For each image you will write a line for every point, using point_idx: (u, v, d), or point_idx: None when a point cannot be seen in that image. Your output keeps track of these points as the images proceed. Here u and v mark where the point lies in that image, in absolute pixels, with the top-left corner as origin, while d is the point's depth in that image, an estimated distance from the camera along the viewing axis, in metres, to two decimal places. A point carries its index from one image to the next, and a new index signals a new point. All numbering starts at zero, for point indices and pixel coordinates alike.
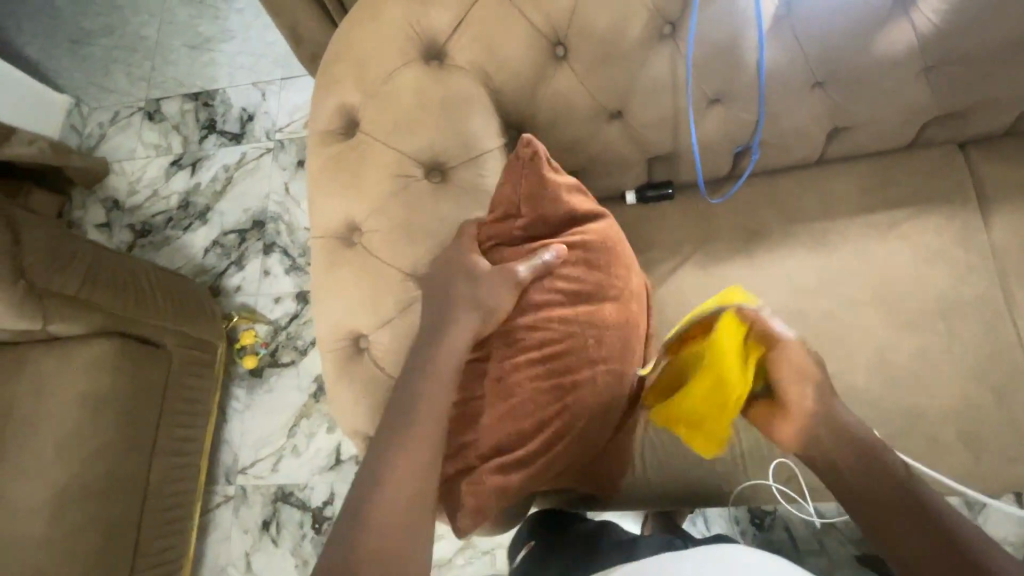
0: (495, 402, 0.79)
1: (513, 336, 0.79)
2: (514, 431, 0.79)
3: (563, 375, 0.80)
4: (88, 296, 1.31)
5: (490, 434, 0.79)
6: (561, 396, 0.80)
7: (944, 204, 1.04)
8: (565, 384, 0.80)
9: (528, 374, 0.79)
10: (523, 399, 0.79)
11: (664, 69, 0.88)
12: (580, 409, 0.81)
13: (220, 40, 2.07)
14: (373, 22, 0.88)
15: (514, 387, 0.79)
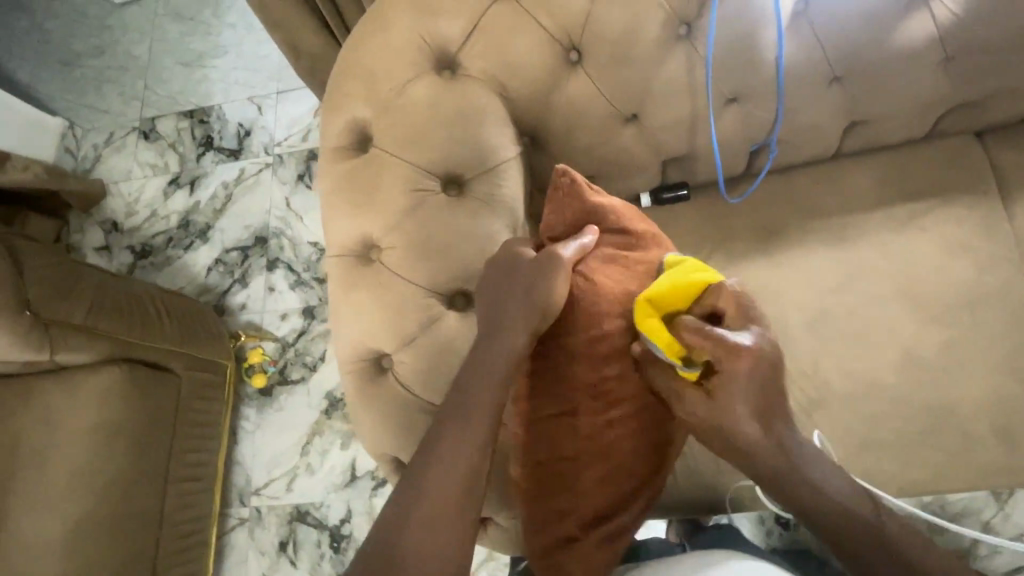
0: (592, 459, 0.78)
1: (601, 389, 0.77)
2: (617, 485, 0.79)
3: (653, 417, 0.80)
4: (95, 323, 1.29)
5: (593, 493, 0.78)
6: (654, 437, 0.81)
7: (965, 195, 1.02)
8: (655, 426, 0.81)
9: (622, 426, 0.78)
10: (621, 449, 0.79)
11: (680, 70, 0.87)
12: (668, 444, 0.83)
13: (214, 56, 2.04)
14: (381, 34, 0.86)
15: (611, 443, 0.78)
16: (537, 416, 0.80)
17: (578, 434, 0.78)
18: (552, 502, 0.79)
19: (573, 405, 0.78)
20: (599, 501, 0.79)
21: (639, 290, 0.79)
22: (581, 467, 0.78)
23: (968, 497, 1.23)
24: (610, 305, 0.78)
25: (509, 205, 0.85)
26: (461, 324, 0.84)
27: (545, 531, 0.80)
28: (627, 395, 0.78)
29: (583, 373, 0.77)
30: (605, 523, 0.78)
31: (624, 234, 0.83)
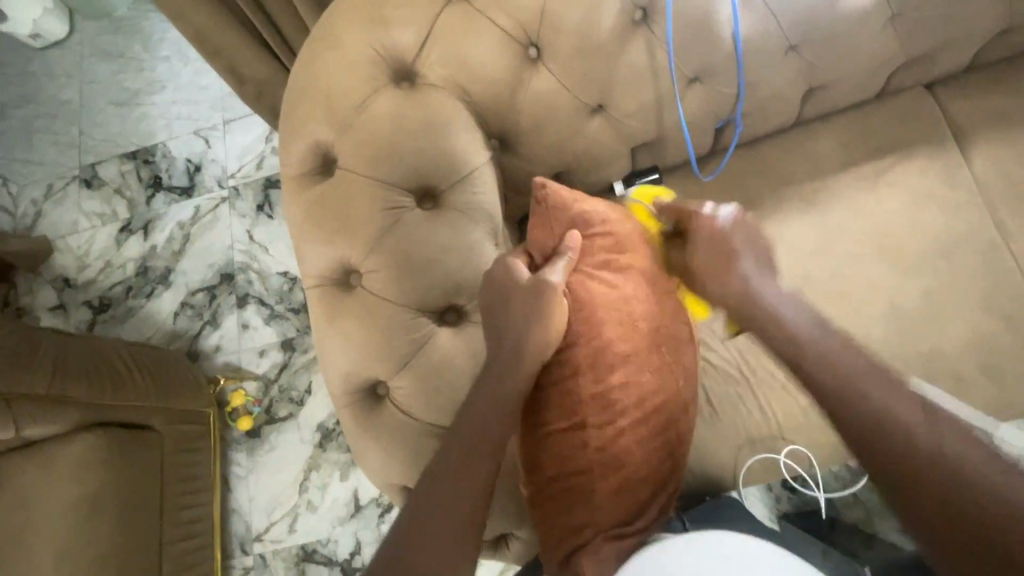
0: (604, 472, 0.76)
1: (607, 401, 0.76)
2: (631, 492, 0.77)
3: (660, 420, 0.79)
4: (61, 390, 1.21)
5: (609, 503, 0.76)
6: (664, 438, 0.80)
7: (924, 145, 1.05)
8: (664, 426, 0.79)
9: (632, 432, 0.77)
10: (633, 457, 0.77)
11: (641, 55, 0.87)
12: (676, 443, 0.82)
13: (151, 92, 1.95)
14: (333, 51, 0.83)
15: (621, 453, 0.76)
16: (544, 432, 0.77)
17: (589, 446, 0.76)
18: (566, 519, 0.77)
19: (580, 420, 0.76)
20: (614, 508, 0.76)
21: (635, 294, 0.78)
22: (595, 480, 0.76)
23: None
24: (606, 313, 0.77)
25: (489, 213, 0.83)
26: (456, 340, 0.81)
27: (560, 547, 0.77)
28: (634, 403, 0.77)
29: (589, 386, 0.75)
30: (620, 533, 0.75)
31: (609, 240, 0.80)
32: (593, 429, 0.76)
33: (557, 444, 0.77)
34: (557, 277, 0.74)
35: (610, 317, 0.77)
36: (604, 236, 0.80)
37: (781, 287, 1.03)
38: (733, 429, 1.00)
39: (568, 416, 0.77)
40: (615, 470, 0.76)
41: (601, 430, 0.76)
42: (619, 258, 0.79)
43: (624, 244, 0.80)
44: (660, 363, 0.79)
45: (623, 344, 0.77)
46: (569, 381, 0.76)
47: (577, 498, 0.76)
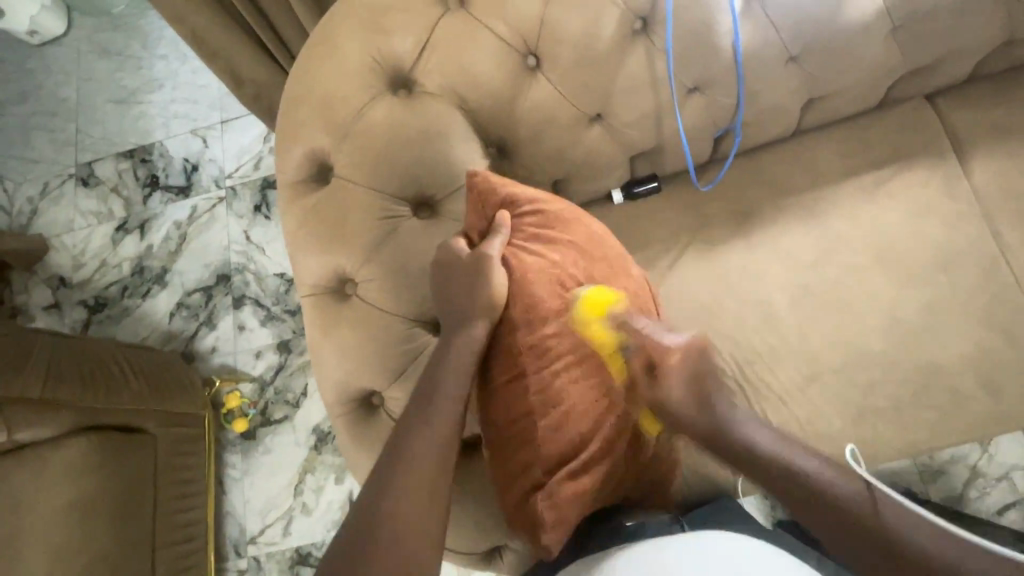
0: (544, 415, 0.75)
1: (543, 349, 0.75)
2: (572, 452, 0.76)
3: (604, 369, 0.76)
4: (54, 394, 1.19)
5: (550, 445, 0.76)
6: (612, 388, 0.76)
7: (924, 157, 1.05)
8: (610, 376, 0.76)
9: (569, 379, 0.75)
10: (574, 403, 0.75)
11: (641, 65, 0.86)
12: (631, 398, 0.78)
13: (148, 90, 1.94)
14: (331, 57, 0.82)
15: (558, 413, 0.75)
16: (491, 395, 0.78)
17: (528, 407, 0.76)
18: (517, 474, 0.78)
19: (519, 370, 0.76)
20: (558, 453, 0.76)
21: (572, 264, 0.78)
22: (536, 424, 0.75)
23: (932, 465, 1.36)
24: (539, 279, 0.76)
25: None
26: None
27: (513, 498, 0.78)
28: (567, 350, 0.75)
29: (523, 336, 0.75)
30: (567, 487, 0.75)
31: (539, 215, 0.81)
32: (530, 375, 0.75)
33: (500, 405, 0.77)
34: (494, 250, 0.76)
35: (541, 274, 0.76)
36: (534, 209, 0.80)
37: (779, 298, 1.03)
38: None
39: (510, 379, 0.77)
40: (557, 430, 0.75)
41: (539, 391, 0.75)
42: (555, 233, 0.80)
43: (554, 219, 0.81)
44: (596, 314, 0.77)
45: (554, 296, 0.76)
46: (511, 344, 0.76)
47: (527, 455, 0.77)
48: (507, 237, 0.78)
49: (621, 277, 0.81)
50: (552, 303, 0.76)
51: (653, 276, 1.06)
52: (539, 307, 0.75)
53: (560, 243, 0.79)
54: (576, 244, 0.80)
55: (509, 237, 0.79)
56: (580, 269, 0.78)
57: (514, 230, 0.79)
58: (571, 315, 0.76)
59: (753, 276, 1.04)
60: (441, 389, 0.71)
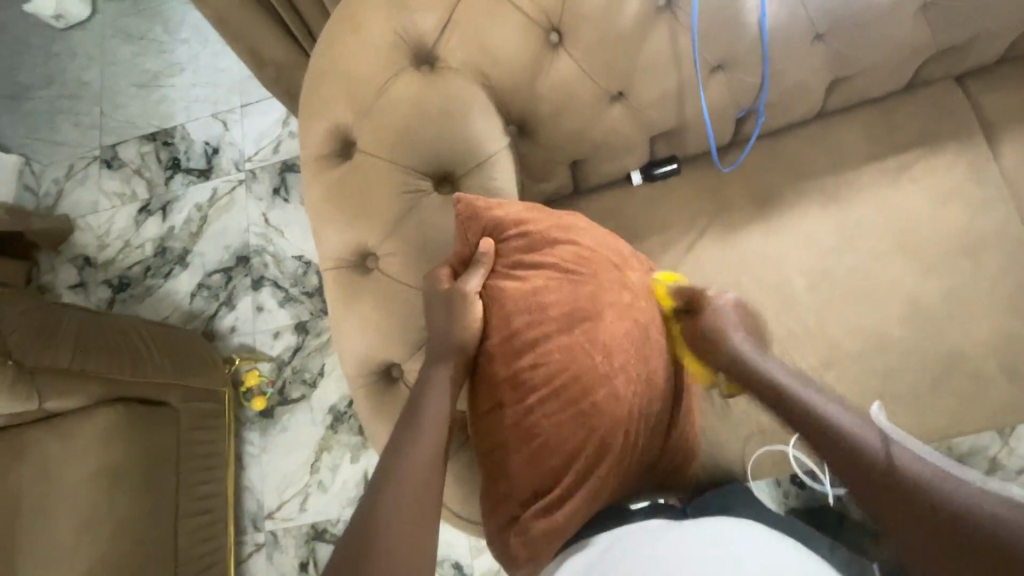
0: (520, 447, 0.76)
1: (518, 380, 0.76)
2: (550, 471, 0.75)
3: (577, 399, 0.75)
4: (83, 366, 1.23)
5: (525, 477, 0.76)
6: (590, 416, 0.75)
7: (953, 140, 1.03)
8: (586, 402, 0.75)
9: (547, 411, 0.75)
10: (547, 436, 0.75)
11: (663, 42, 0.86)
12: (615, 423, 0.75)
13: (170, 74, 1.96)
14: (353, 33, 0.82)
15: (536, 431, 0.75)
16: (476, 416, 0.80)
17: (508, 429, 0.76)
18: (499, 499, 0.78)
19: (498, 401, 0.77)
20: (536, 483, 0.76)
21: (554, 285, 0.77)
22: (511, 456, 0.76)
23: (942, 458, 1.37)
24: (515, 304, 0.77)
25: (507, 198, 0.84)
26: None
27: (498, 520, 0.78)
28: (542, 382, 0.75)
29: (498, 367, 0.77)
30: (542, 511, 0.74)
31: (524, 238, 0.80)
32: (506, 407, 0.76)
33: (484, 424, 0.79)
34: (472, 288, 0.77)
35: (517, 299, 0.77)
36: (518, 230, 0.79)
37: (798, 282, 1.02)
38: (746, 423, 0.99)
39: (491, 403, 0.78)
40: (537, 453, 0.75)
41: (517, 415, 0.76)
42: (537, 255, 0.79)
43: (539, 242, 0.79)
44: (571, 341, 0.76)
45: (529, 321, 0.76)
46: (490, 369, 0.78)
47: (507, 480, 0.77)
48: (492, 265, 0.79)
49: (608, 296, 0.78)
50: (534, 328, 0.76)
51: (670, 259, 1.06)
52: (516, 333, 0.76)
53: (546, 264, 0.78)
54: (561, 268, 0.78)
55: (494, 265, 0.79)
56: (561, 289, 0.77)
57: (500, 257, 0.80)
58: (552, 340, 0.75)
59: (773, 259, 1.03)
60: (436, 384, 0.77)
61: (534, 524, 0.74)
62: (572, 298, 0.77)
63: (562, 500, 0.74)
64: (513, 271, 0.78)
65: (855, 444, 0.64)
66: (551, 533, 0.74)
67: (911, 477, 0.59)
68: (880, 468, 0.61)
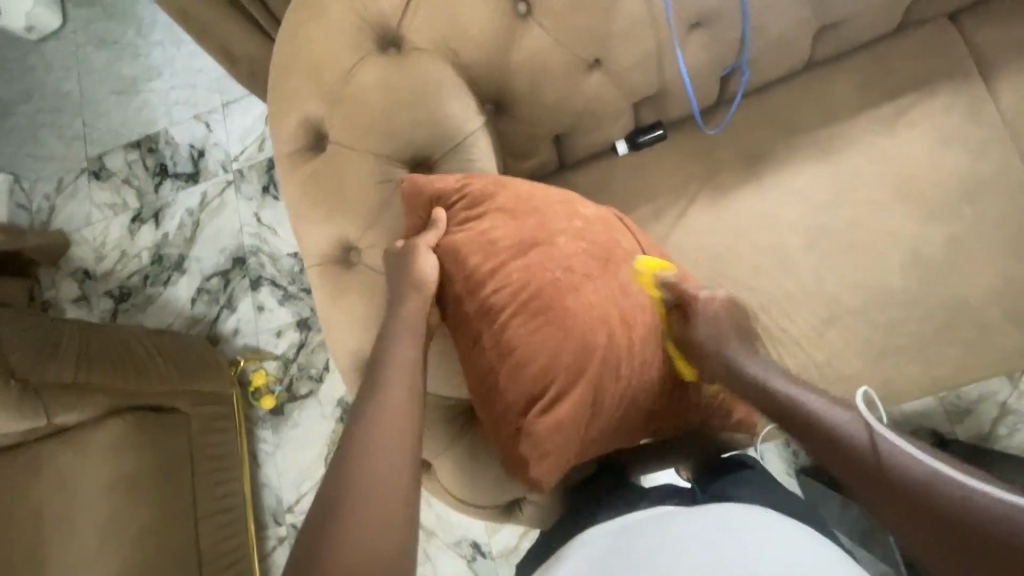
0: (502, 368, 0.75)
1: (486, 310, 0.75)
2: (536, 379, 0.74)
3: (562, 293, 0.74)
4: (88, 379, 1.24)
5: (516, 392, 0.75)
6: (575, 296, 0.75)
7: (948, 81, 0.99)
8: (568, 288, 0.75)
9: (544, 319, 0.74)
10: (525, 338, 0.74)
11: (637, 2, 0.82)
12: (604, 309, 0.75)
13: (148, 78, 1.93)
14: (314, 18, 0.79)
15: (517, 350, 0.74)
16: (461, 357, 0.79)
17: (489, 357, 0.76)
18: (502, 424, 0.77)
19: (473, 338, 0.76)
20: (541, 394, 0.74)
21: (510, 225, 0.76)
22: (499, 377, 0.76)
23: (938, 408, 1.42)
24: (471, 249, 0.75)
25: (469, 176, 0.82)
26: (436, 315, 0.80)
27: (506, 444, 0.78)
28: (508, 301, 0.74)
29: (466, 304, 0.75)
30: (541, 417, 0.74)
31: (468, 197, 0.78)
32: (483, 337, 0.75)
33: (465, 361, 0.78)
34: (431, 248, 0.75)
35: (472, 247, 0.75)
36: (461, 196, 0.78)
37: (794, 241, 1.00)
38: None
39: (467, 343, 0.77)
40: (522, 372, 0.75)
41: (493, 342, 0.75)
42: (481, 208, 0.77)
43: (479, 197, 0.77)
44: (531, 261, 0.75)
45: (485, 263, 0.75)
46: (461, 313, 0.77)
47: (503, 404, 0.76)
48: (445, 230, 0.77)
49: (557, 224, 0.78)
50: (499, 262, 0.75)
51: (662, 228, 1.03)
52: (480, 270, 0.74)
53: (496, 207, 0.77)
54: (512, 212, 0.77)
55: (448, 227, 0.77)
56: (512, 226, 0.76)
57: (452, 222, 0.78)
58: (516, 268, 0.75)
59: (768, 219, 1.01)
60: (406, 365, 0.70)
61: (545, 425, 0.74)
62: (529, 241, 0.76)
63: (558, 404, 0.74)
64: (467, 223, 0.77)
65: (842, 439, 0.59)
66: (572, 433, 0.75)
67: (921, 482, 0.53)
68: (874, 468, 0.56)
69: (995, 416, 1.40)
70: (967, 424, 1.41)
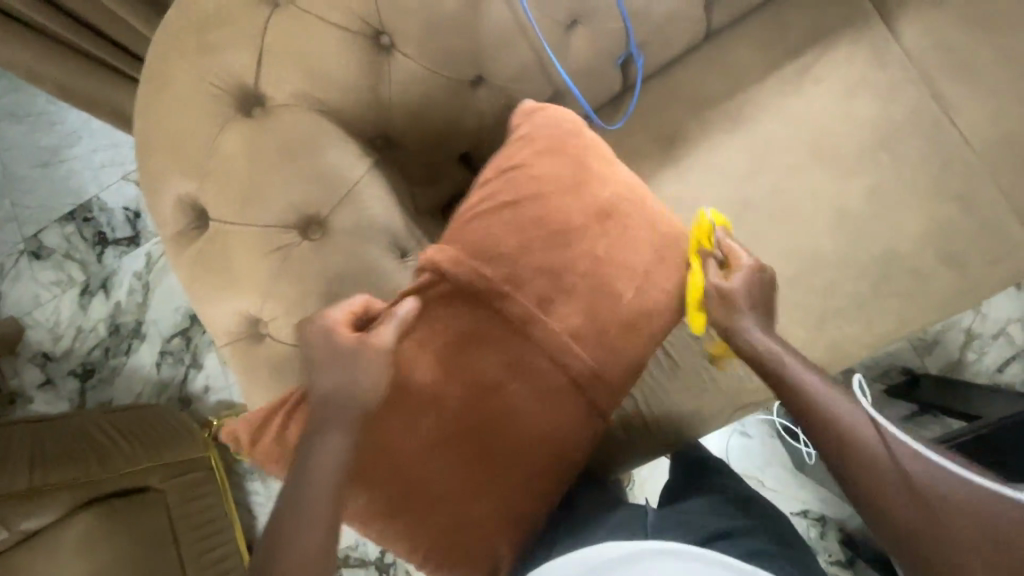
0: (433, 493, 0.73)
1: (388, 445, 0.72)
2: (472, 499, 0.74)
3: (422, 432, 0.73)
4: (44, 481, 1.17)
5: (469, 511, 0.74)
6: (462, 422, 0.74)
7: (847, 29, 0.97)
8: (436, 424, 0.73)
9: (434, 418, 0.73)
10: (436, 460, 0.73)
11: (503, 13, 0.80)
12: (499, 410, 0.75)
13: (65, 146, 1.75)
14: (169, 92, 0.75)
15: (435, 476, 0.73)
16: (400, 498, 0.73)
17: (416, 488, 0.73)
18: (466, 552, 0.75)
19: (397, 470, 0.72)
20: (460, 530, 0.74)
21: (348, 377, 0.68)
22: (437, 507, 0.73)
23: (906, 346, 1.40)
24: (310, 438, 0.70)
25: (362, 225, 0.77)
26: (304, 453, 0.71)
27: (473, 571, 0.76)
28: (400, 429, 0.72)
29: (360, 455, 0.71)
30: (492, 527, 0.75)
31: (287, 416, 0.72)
32: (407, 475, 0.73)
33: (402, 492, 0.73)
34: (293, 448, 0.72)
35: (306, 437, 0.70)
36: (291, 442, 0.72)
37: (720, 220, 0.96)
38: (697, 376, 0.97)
39: (397, 483, 0.73)
40: (451, 490, 0.74)
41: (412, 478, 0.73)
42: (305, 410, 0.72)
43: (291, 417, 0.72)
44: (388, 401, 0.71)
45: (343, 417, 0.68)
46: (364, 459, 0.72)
47: (450, 535, 0.74)
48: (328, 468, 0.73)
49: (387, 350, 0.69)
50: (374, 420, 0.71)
51: None
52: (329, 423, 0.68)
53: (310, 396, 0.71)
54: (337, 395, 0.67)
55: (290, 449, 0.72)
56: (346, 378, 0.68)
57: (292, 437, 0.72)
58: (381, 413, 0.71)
59: (692, 201, 0.97)
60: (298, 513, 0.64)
61: (468, 540, 0.75)
62: (372, 395, 0.68)
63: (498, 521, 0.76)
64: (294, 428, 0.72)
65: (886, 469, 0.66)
66: (505, 531, 0.76)
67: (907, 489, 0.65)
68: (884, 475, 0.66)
69: (963, 344, 1.38)
70: (936, 357, 1.39)
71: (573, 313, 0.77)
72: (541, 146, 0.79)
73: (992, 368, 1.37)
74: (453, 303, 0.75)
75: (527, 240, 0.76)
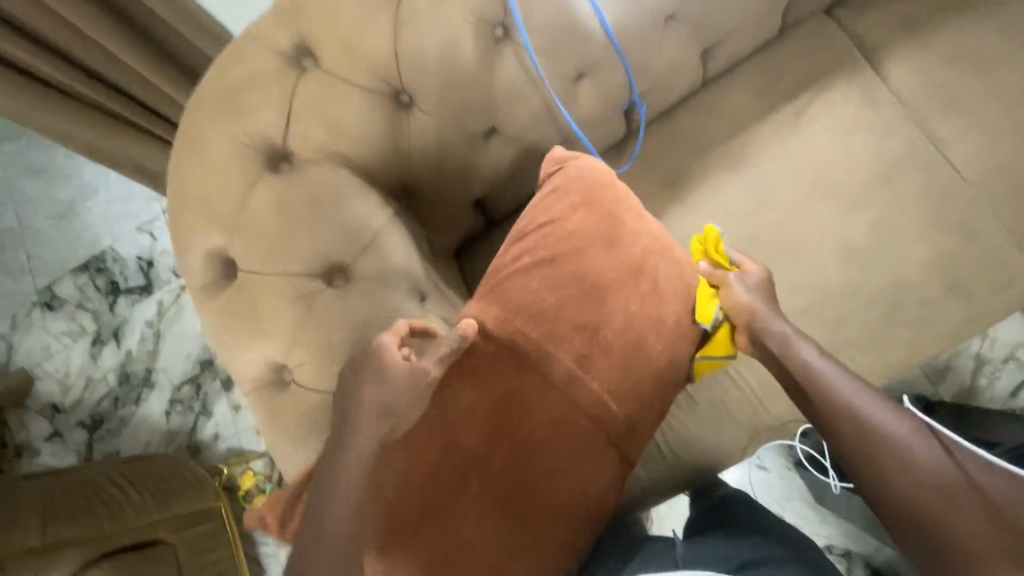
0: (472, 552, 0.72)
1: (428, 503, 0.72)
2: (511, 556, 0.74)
3: (461, 493, 0.73)
4: (56, 536, 1.15)
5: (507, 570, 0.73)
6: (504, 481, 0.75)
7: (838, 73, 1.02)
8: (477, 485, 0.74)
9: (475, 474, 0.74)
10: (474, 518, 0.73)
11: (515, 70, 0.85)
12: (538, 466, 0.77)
13: (82, 200, 1.80)
14: (201, 152, 0.79)
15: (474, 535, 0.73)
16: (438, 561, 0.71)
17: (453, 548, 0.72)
18: None
19: (435, 528, 0.71)
20: None
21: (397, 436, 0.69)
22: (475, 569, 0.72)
23: (918, 373, 1.40)
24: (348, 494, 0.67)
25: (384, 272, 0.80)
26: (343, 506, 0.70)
27: None
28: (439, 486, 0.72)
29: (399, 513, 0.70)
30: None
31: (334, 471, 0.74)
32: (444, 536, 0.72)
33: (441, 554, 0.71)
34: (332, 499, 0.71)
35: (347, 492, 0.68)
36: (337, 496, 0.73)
37: None
38: (714, 409, 0.97)
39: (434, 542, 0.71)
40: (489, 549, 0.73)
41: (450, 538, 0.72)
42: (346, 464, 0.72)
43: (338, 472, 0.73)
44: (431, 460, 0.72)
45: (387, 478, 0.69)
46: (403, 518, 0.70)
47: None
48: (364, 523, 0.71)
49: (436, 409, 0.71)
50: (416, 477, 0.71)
51: None
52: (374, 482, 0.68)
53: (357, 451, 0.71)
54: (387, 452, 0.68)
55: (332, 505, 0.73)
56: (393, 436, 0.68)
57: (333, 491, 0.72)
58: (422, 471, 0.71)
59: None
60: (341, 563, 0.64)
61: None
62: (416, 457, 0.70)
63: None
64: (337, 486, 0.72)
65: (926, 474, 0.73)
66: None
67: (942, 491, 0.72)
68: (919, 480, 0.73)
69: (975, 369, 1.39)
70: (948, 383, 1.39)
71: (608, 369, 0.79)
72: (576, 198, 0.80)
73: (1005, 392, 1.37)
74: (495, 360, 0.76)
75: (565, 294, 0.78)
